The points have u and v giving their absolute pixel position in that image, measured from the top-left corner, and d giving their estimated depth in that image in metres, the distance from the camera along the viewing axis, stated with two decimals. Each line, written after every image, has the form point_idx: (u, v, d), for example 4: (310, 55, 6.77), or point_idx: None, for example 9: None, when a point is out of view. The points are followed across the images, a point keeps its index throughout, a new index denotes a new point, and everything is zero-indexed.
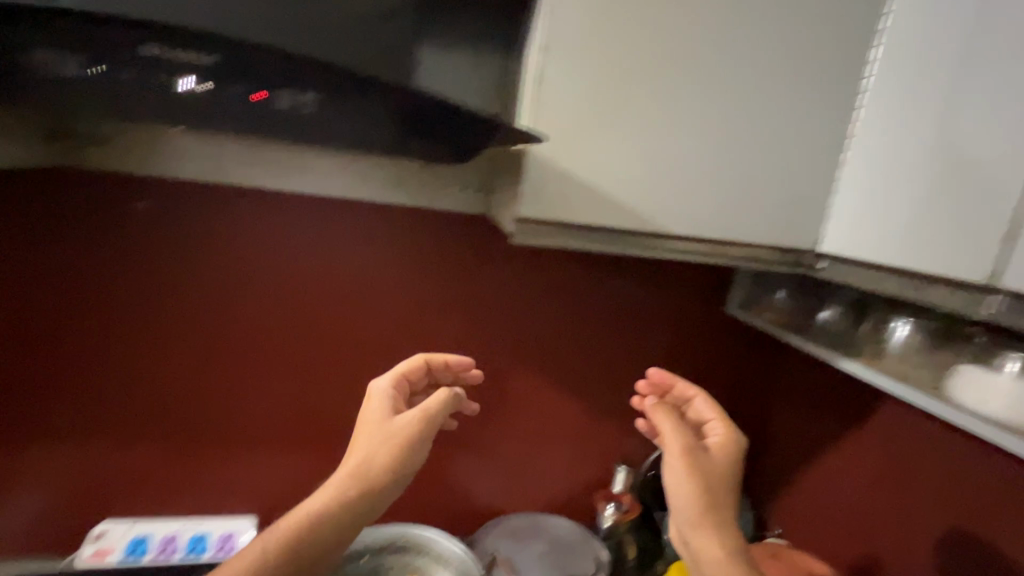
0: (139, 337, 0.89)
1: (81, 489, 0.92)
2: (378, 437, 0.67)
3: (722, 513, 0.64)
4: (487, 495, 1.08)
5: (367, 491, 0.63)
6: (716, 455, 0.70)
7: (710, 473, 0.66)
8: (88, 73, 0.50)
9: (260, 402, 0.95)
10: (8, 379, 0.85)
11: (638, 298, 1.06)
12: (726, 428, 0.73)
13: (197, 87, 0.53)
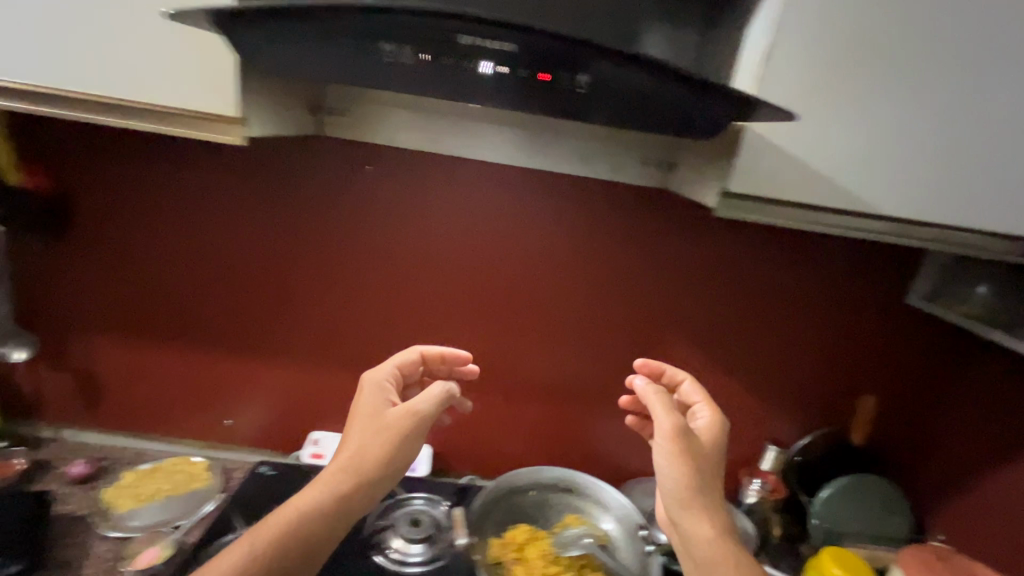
0: (352, 286, 1.05)
1: (303, 400, 1.13)
2: (366, 433, 0.73)
3: (710, 496, 0.70)
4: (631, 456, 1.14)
5: (354, 484, 0.69)
6: (704, 437, 0.76)
7: (697, 454, 0.72)
8: (416, 58, 0.54)
9: (440, 351, 1.09)
10: (261, 305, 1.07)
11: (774, 285, 1.04)
12: (712, 411, 0.80)
13: (495, 72, 0.55)
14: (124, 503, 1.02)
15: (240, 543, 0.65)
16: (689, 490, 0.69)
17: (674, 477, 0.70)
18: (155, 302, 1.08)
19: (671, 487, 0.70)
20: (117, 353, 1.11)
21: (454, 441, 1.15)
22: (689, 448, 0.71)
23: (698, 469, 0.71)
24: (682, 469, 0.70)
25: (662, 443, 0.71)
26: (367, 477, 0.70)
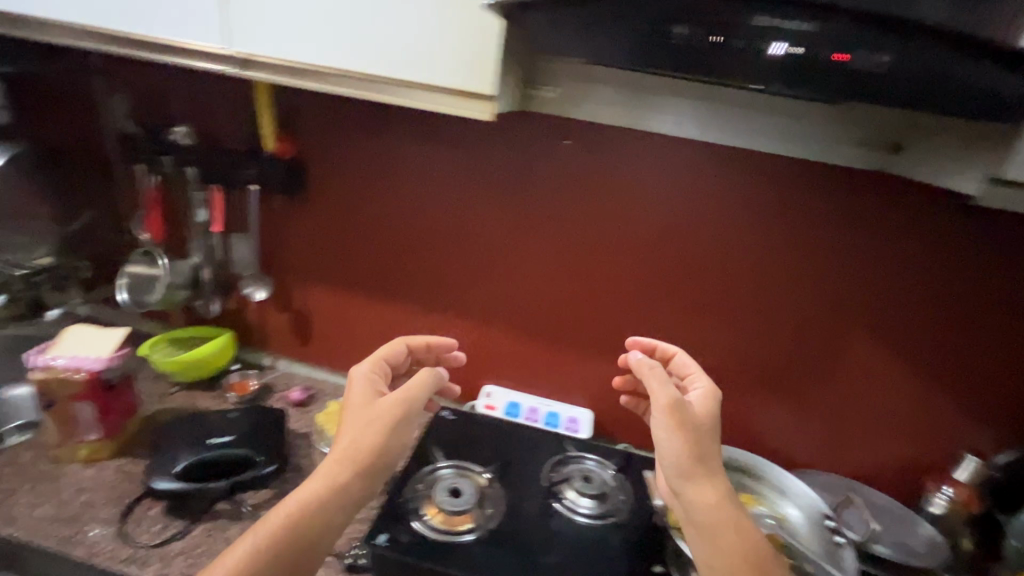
0: (532, 256, 1.14)
1: (480, 354, 1.25)
2: (363, 424, 0.78)
3: (710, 464, 0.76)
4: (796, 444, 1.13)
5: (353, 471, 0.74)
6: (700, 408, 0.83)
7: (693, 422, 0.78)
8: (705, 40, 0.57)
9: (608, 323, 1.15)
10: (453, 266, 1.19)
11: (883, 280, 0.99)
12: (709, 384, 0.88)
13: (785, 53, 0.55)
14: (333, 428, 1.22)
15: (250, 534, 0.70)
16: (689, 461, 0.75)
17: (672, 448, 0.76)
18: (361, 258, 1.23)
19: (671, 459, 0.77)
20: (325, 300, 1.30)
21: (614, 407, 1.21)
22: (686, 419, 0.77)
23: (697, 440, 0.77)
24: (682, 438, 0.76)
25: (660, 415, 0.78)
26: (362, 465, 0.75)
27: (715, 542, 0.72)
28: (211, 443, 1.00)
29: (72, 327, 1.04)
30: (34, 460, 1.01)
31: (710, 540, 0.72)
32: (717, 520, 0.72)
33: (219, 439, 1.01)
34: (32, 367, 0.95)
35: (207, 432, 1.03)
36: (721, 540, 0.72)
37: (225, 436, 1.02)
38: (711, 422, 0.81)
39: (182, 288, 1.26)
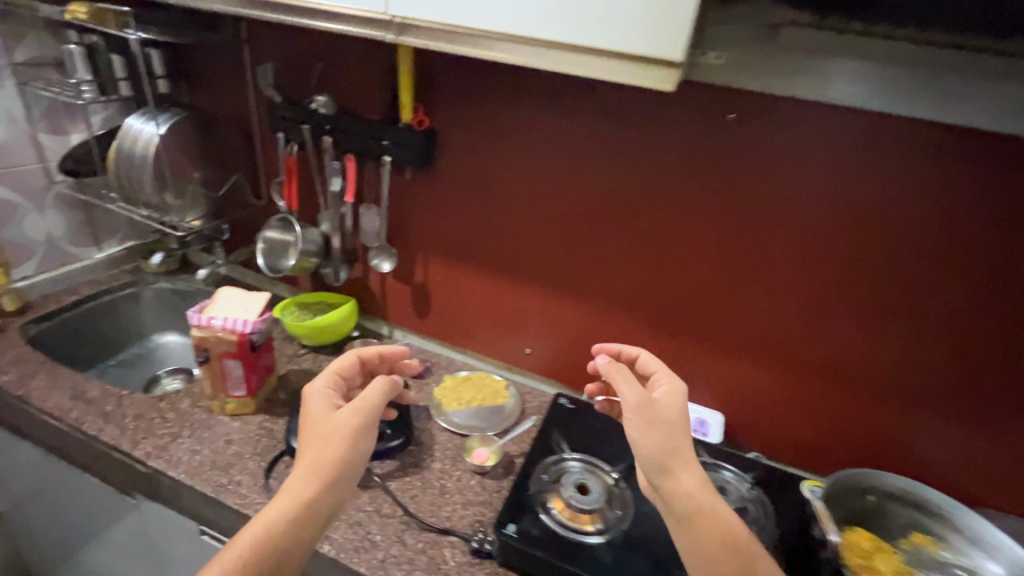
0: (666, 242, 1.05)
1: (600, 342, 1.19)
2: (323, 439, 0.78)
3: (683, 452, 0.76)
4: (972, 480, 0.97)
5: (318, 488, 0.74)
6: (665, 403, 0.82)
7: (663, 418, 0.79)
8: None
9: (746, 320, 1.05)
10: (578, 248, 1.13)
11: None
12: (670, 378, 0.88)
13: None
14: (449, 404, 1.21)
15: (221, 559, 0.69)
16: (660, 454, 0.76)
17: (646, 446, 0.76)
18: (484, 235, 1.20)
19: (645, 456, 0.77)
20: (444, 275, 1.29)
21: (744, 410, 1.12)
22: (655, 414, 0.78)
23: (664, 431, 0.77)
24: (655, 433, 0.77)
25: (633, 414, 0.79)
26: (326, 483, 0.75)
27: (703, 529, 0.72)
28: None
29: (223, 287, 1.10)
30: (190, 409, 1.09)
31: (691, 527, 0.73)
32: (694, 508, 0.73)
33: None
34: (193, 325, 1.01)
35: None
36: (698, 527, 0.72)
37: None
38: (677, 416, 0.80)
39: (313, 255, 1.30)
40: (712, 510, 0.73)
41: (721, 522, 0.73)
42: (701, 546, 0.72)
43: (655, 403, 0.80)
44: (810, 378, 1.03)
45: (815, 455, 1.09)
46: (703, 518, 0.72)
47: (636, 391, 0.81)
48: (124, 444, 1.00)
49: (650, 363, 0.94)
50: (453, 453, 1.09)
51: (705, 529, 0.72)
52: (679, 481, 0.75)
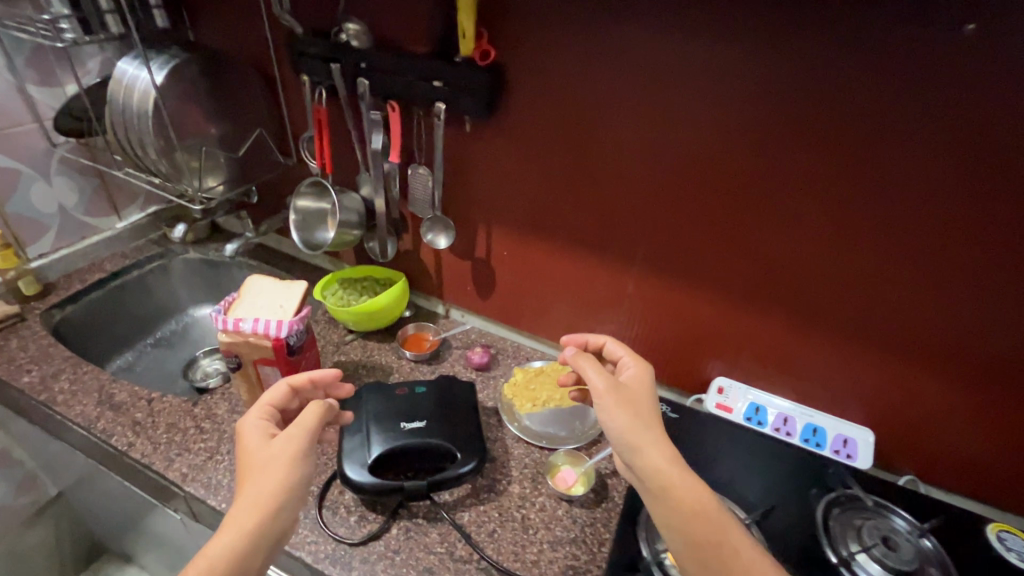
0: (813, 212, 0.78)
1: (710, 334, 0.96)
2: (263, 467, 0.60)
3: (650, 429, 0.64)
4: None
5: (258, 529, 0.56)
6: (632, 385, 0.71)
7: (632, 397, 0.67)
8: None
9: (920, 318, 0.78)
10: (689, 218, 0.87)
11: None
12: (635, 359, 0.76)
13: None
14: (522, 404, 1.01)
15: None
16: (631, 433, 0.63)
17: (615, 424, 0.64)
18: (563, 203, 0.96)
19: (616, 439, 0.65)
20: (512, 251, 1.05)
21: (899, 425, 0.88)
22: (622, 394, 0.67)
23: (637, 412, 0.66)
24: (625, 410, 0.65)
25: (607, 399, 0.66)
26: (269, 517, 0.57)
27: (683, 504, 0.58)
28: (404, 429, 0.85)
29: (249, 278, 0.90)
30: (227, 417, 0.94)
31: (665, 504, 0.59)
32: (669, 480, 0.59)
33: (412, 424, 0.86)
34: (217, 328, 0.82)
35: (398, 412, 0.88)
36: (679, 501, 0.59)
37: (418, 420, 0.86)
38: (642, 394, 0.69)
39: (354, 227, 1.08)
40: (694, 485, 0.60)
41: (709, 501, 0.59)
42: (690, 532, 0.57)
43: (626, 388, 0.69)
44: (1004, 393, 0.78)
45: (993, 485, 0.85)
46: (685, 495, 0.59)
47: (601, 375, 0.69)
48: (156, 464, 0.86)
49: (623, 346, 0.79)
50: (533, 472, 0.91)
51: (684, 506, 0.58)
52: (652, 459, 0.61)
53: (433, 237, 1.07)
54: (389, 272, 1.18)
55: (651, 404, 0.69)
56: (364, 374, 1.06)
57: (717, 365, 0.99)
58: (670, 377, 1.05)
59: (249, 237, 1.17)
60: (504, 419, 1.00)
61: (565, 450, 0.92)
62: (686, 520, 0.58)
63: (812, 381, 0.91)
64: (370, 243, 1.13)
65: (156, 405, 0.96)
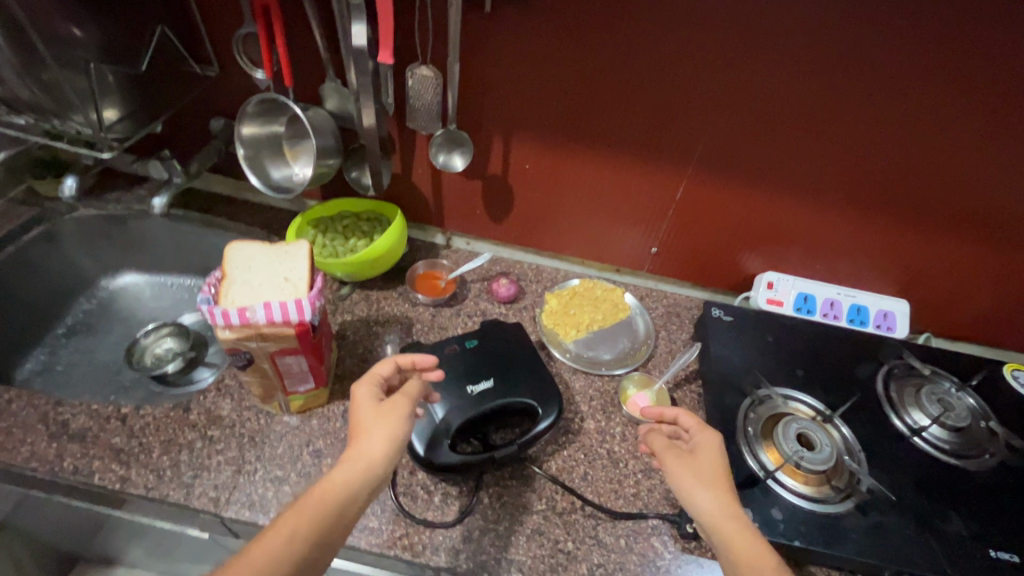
0: (907, 92, 0.71)
1: (752, 228, 0.91)
2: (377, 415, 0.60)
3: (723, 511, 0.56)
4: None
5: (368, 465, 0.56)
6: (705, 459, 0.61)
7: (700, 475, 0.59)
8: None
9: (981, 194, 0.79)
10: (748, 106, 0.76)
11: None
12: (703, 425, 0.65)
13: None
14: (567, 332, 0.94)
15: (260, 549, 0.49)
16: (717, 520, 0.56)
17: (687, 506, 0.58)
18: (601, 103, 0.79)
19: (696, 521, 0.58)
20: (536, 164, 0.89)
21: (926, 289, 0.93)
22: (687, 472, 0.60)
23: (705, 484, 0.59)
24: (694, 490, 0.58)
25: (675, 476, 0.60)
26: (379, 456, 0.57)
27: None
28: (472, 393, 0.75)
29: (226, 249, 0.69)
30: (236, 418, 0.77)
31: None
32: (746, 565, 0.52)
33: (478, 385, 0.76)
34: (213, 325, 0.61)
35: (457, 375, 0.77)
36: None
37: (483, 380, 0.77)
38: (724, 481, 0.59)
39: (332, 154, 0.84)
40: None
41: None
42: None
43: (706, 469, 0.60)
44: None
45: (994, 330, 0.97)
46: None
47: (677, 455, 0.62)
48: (171, 494, 0.69)
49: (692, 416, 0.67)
50: (602, 402, 0.86)
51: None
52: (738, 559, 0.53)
53: (447, 157, 0.87)
54: (378, 207, 0.98)
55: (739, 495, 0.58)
56: (381, 332, 0.90)
57: (758, 260, 0.96)
58: (706, 277, 1.01)
59: (179, 184, 0.89)
60: (552, 352, 0.92)
61: (633, 375, 0.89)
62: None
63: (855, 261, 0.92)
64: (354, 173, 0.90)
65: (135, 423, 0.75)
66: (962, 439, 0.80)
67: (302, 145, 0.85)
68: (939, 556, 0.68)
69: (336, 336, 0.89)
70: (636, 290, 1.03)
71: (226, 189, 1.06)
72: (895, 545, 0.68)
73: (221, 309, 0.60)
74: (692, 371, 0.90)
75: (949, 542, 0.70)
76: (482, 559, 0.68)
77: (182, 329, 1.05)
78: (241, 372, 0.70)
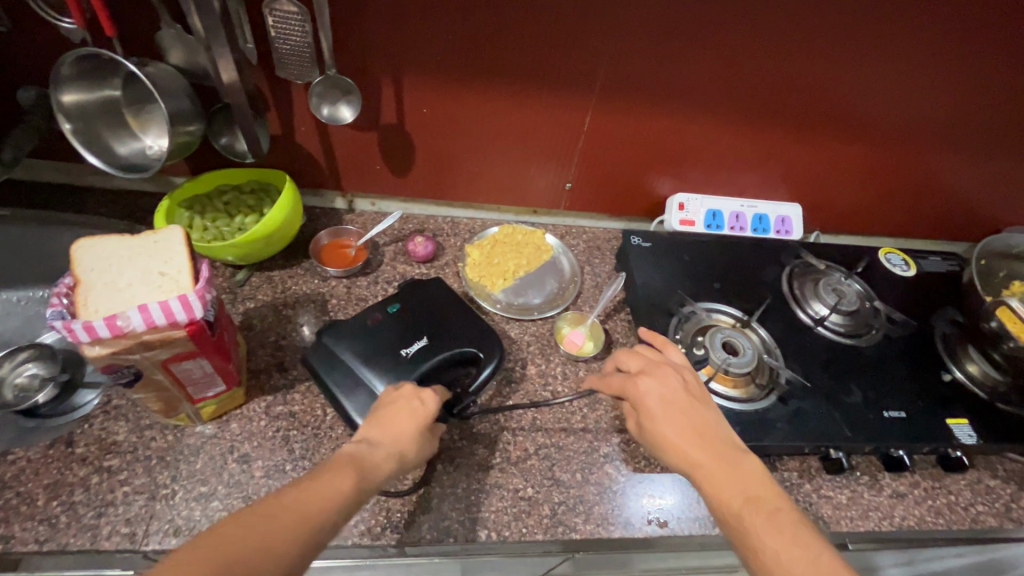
0: (783, 6, 0.72)
1: (653, 153, 0.92)
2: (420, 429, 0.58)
3: (705, 466, 0.55)
4: (999, 207, 1.04)
5: (397, 454, 0.55)
6: (655, 395, 0.61)
7: (650, 411, 0.60)
8: None
9: (861, 96, 0.84)
10: (629, 29, 0.73)
11: None
12: (640, 363, 0.65)
13: None
14: (494, 283, 0.91)
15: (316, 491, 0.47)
16: (693, 466, 0.56)
17: (673, 451, 0.57)
18: (480, 37, 0.73)
19: (685, 469, 0.56)
20: (435, 107, 0.82)
21: (809, 192, 1.01)
22: (649, 410, 0.60)
23: (680, 419, 0.59)
24: (665, 437, 0.58)
25: (647, 423, 0.60)
26: (408, 450, 0.56)
27: (757, 544, 0.49)
28: (408, 355, 0.71)
29: (71, 250, 0.56)
30: (137, 440, 0.67)
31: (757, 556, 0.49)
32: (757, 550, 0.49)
33: (412, 347, 0.72)
34: (79, 343, 0.51)
35: (387, 344, 0.72)
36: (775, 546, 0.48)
37: (417, 342, 0.73)
38: (692, 424, 0.58)
39: (191, 119, 0.71)
40: (775, 523, 0.50)
41: (800, 540, 0.48)
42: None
43: (662, 394, 0.61)
44: (886, 144, 0.92)
45: (868, 221, 1.08)
46: (759, 529, 0.50)
47: (630, 384, 0.63)
48: (72, 542, 0.59)
49: (633, 355, 0.67)
50: (540, 346, 0.86)
51: (758, 542, 0.49)
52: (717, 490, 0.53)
53: (332, 109, 0.77)
54: (261, 175, 0.86)
55: (714, 421, 0.60)
56: (293, 315, 0.82)
57: (668, 182, 0.98)
58: (620, 207, 1.02)
59: None
60: (481, 305, 0.89)
61: (567, 314, 0.89)
62: (773, 554, 0.48)
63: (750, 171, 0.97)
64: (224, 139, 0.77)
65: (5, 473, 0.63)
66: (854, 321, 0.89)
67: (148, 113, 0.71)
68: (846, 427, 0.77)
69: (241, 327, 0.79)
70: (555, 230, 1.02)
71: (63, 176, 0.87)
72: (812, 425, 0.76)
73: (83, 324, 0.49)
74: (619, 300, 0.92)
75: (852, 411, 0.79)
76: (446, 525, 0.67)
77: (48, 351, 0.80)
78: (130, 389, 0.60)
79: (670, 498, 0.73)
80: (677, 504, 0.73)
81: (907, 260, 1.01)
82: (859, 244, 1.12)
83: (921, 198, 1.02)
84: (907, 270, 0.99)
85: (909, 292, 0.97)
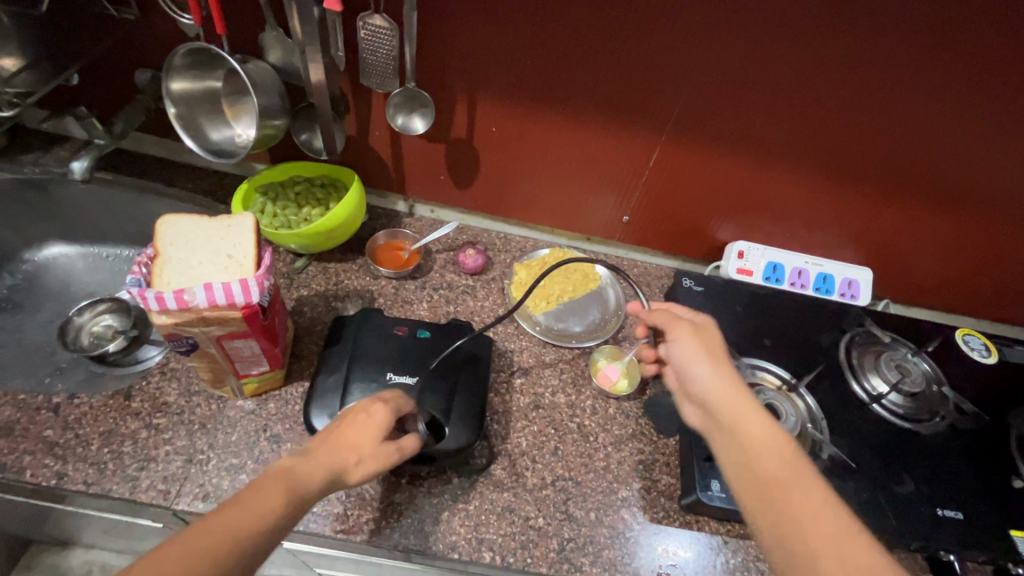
0: (870, 65, 0.69)
1: (717, 197, 0.90)
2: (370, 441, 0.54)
3: (744, 410, 0.53)
4: None
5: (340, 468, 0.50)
6: (709, 341, 0.59)
7: (707, 350, 0.58)
8: None
9: (946, 164, 0.78)
10: (707, 72, 0.72)
11: None
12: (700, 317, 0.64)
13: None
14: (536, 304, 0.92)
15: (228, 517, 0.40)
16: (731, 407, 0.53)
17: (714, 388, 0.55)
18: (554, 64, 0.74)
19: (719, 406, 0.54)
20: (503, 126, 0.84)
21: (883, 256, 0.95)
22: (712, 349, 0.59)
23: (724, 363, 0.57)
24: (710, 377, 0.56)
25: (699, 362, 0.57)
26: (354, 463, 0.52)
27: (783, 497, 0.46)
28: (391, 381, 0.70)
29: (156, 224, 0.62)
30: (184, 404, 0.72)
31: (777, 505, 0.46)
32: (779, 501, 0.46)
33: (399, 377, 0.71)
34: (147, 310, 0.55)
35: (386, 359, 0.72)
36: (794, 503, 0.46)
37: (409, 375, 0.71)
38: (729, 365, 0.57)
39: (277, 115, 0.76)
40: (795, 483, 0.47)
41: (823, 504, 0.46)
42: (780, 541, 0.45)
43: (716, 348, 0.59)
44: (975, 217, 0.85)
45: (949, 296, 1.00)
46: (783, 484, 0.47)
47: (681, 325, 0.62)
48: (114, 488, 0.64)
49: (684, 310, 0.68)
50: (572, 375, 0.85)
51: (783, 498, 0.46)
52: (751, 447, 0.50)
53: (407, 119, 0.81)
54: (332, 171, 0.91)
55: None
56: (341, 307, 0.85)
57: (730, 227, 0.95)
58: (676, 245, 1.00)
59: (103, 146, 0.81)
60: (521, 324, 0.89)
61: (604, 347, 0.88)
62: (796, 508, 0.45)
63: (819, 228, 0.92)
64: (304, 135, 0.83)
65: (69, 414, 0.69)
66: (916, 404, 0.82)
67: (241, 104, 0.77)
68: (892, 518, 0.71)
69: (293, 312, 0.83)
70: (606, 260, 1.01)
71: (162, 151, 0.96)
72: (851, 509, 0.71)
73: (154, 293, 0.54)
74: None
75: (900, 501, 0.73)
76: (453, 540, 0.67)
77: (123, 305, 0.87)
78: (185, 357, 0.64)
79: (686, 555, 0.70)
80: (693, 562, 0.70)
81: (987, 345, 0.92)
82: (937, 320, 1.04)
83: (1012, 280, 0.94)
84: (986, 356, 0.91)
85: (986, 382, 0.88)
